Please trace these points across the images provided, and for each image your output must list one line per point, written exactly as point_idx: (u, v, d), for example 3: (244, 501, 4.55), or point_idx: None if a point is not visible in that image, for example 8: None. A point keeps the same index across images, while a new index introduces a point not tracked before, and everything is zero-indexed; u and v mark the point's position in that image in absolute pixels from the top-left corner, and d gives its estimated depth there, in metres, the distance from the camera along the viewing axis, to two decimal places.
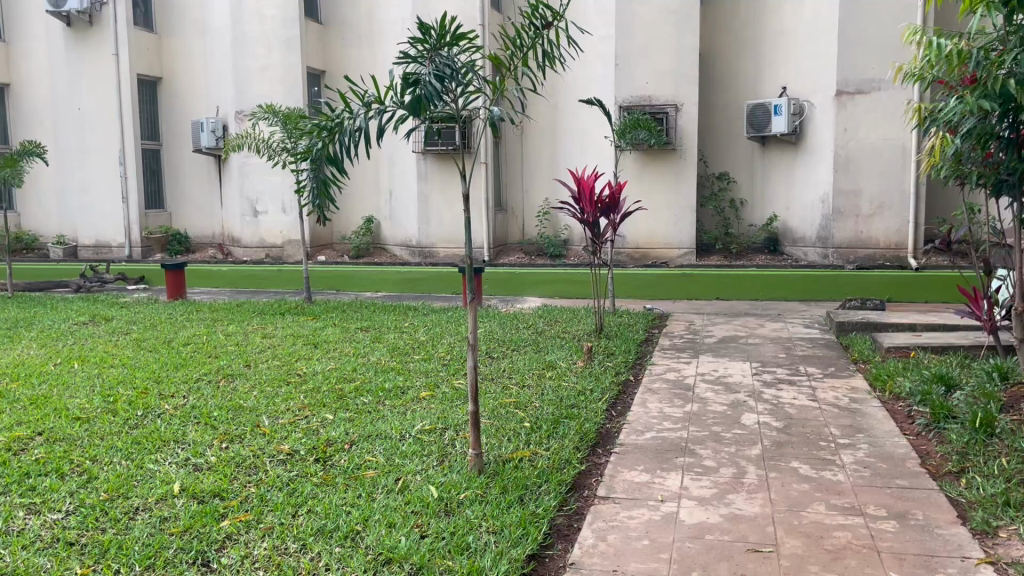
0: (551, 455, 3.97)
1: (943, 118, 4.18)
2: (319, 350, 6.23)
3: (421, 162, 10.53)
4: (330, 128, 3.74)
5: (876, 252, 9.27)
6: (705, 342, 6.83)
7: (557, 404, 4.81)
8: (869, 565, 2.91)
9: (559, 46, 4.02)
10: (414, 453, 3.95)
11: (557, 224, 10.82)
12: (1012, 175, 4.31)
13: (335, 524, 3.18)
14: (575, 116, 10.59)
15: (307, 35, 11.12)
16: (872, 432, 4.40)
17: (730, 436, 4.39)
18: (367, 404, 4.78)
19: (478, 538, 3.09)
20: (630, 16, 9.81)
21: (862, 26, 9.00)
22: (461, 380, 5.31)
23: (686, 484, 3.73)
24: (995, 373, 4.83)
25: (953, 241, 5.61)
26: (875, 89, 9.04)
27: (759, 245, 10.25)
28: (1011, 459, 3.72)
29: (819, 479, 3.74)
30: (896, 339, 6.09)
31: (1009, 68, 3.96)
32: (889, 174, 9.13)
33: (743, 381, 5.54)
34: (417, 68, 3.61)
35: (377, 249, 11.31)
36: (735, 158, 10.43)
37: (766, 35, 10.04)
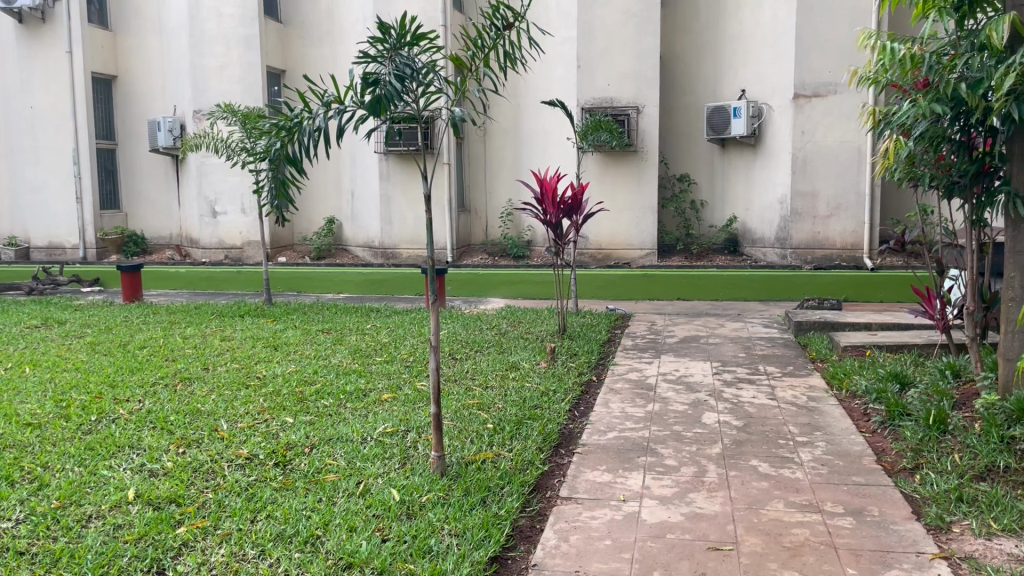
0: (513, 456, 3.97)
1: (897, 121, 4.25)
2: (280, 353, 6.15)
3: (383, 162, 10.46)
4: (289, 128, 3.66)
5: (832, 252, 9.43)
6: (666, 343, 6.88)
7: (520, 404, 4.82)
8: (826, 562, 2.95)
9: (520, 48, 4.00)
10: (376, 456, 3.92)
11: (520, 224, 10.82)
12: (963, 178, 4.41)
13: (295, 529, 3.14)
14: (537, 117, 10.60)
15: (266, 33, 10.98)
16: (830, 430, 4.47)
17: (691, 435, 4.43)
18: (327, 406, 4.74)
19: (440, 541, 3.07)
20: (592, 18, 9.85)
21: (819, 31, 9.16)
22: (423, 382, 5.28)
23: (647, 484, 3.74)
24: (947, 371, 4.94)
25: (906, 241, 5.67)
26: (833, 92, 9.19)
27: (719, 246, 10.32)
28: (963, 455, 3.81)
29: (778, 477, 3.79)
30: (852, 339, 6.18)
31: (960, 72, 4.06)
32: (845, 176, 9.29)
33: (704, 380, 5.59)
34: (376, 68, 3.58)
35: (339, 250, 11.24)
36: (695, 159, 10.56)
37: (725, 38, 10.17)
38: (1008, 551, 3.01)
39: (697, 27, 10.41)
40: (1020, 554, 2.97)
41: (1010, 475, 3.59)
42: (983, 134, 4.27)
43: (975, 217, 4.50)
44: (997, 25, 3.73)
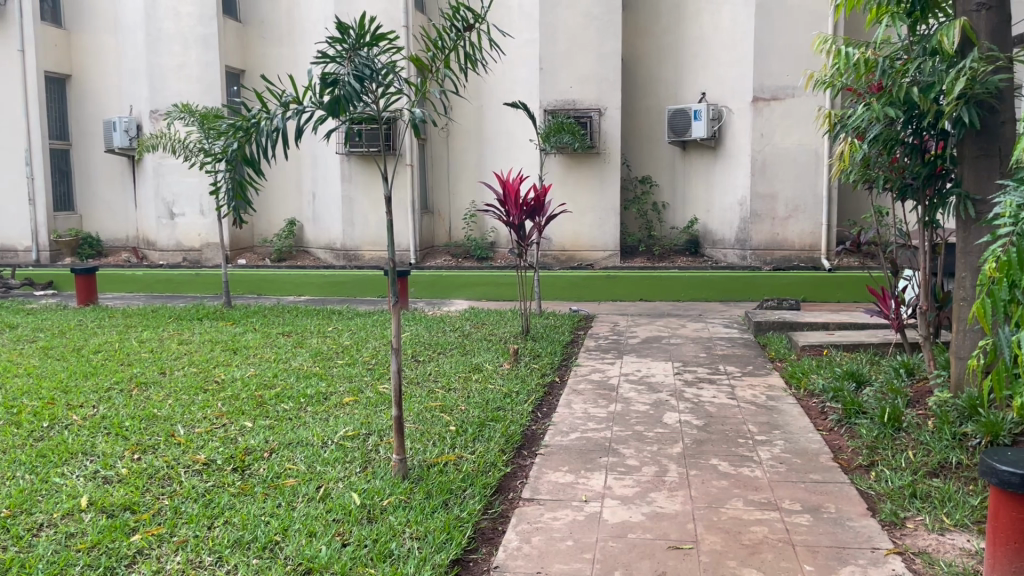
0: (475, 458, 3.95)
1: (852, 124, 4.32)
2: (239, 356, 6.07)
3: (344, 163, 10.38)
4: (246, 128, 3.62)
5: (791, 253, 9.57)
6: (629, 343, 6.92)
7: (483, 406, 4.81)
8: (784, 559, 2.99)
9: (481, 49, 3.99)
10: (336, 460, 3.88)
11: (483, 226, 10.80)
12: (916, 180, 4.51)
13: (253, 535, 3.10)
14: (500, 118, 10.60)
15: (225, 33, 10.83)
16: (787, 428, 4.53)
17: (653, 435, 4.46)
18: (287, 410, 4.69)
19: (401, 544, 3.05)
20: (554, 20, 9.88)
21: (777, 36, 9.29)
22: (385, 385, 5.24)
23: (609, 484, 3.76)
24: (901, 369, 5.02)
25: (862, 242, 5.77)
26: (790, 96, 9.33)
27: (680, 247, 10.41)
28: (917, 451, 3.88)
29: (737, 475, 3.83)
30: (810, 338, 6.28)
31: (913, 76, 4.16)
32: (803, 178, 9.43)
33: (665, 380, 5.64)
34: (335, 68, 3.54)
35: (300, 252, 11.14)
36: (656, 162, 10.65)
37: (686, 42, 10.27)
38: (960, 545, 3.07)
39: (658, 30, 10.50)
40: (971, 549, 3.04)
41: (962, 470, 3.66)
42: (934, 137, 4.37)
43: (928, 218, 4.58)
44: (948, 31, 3.84)
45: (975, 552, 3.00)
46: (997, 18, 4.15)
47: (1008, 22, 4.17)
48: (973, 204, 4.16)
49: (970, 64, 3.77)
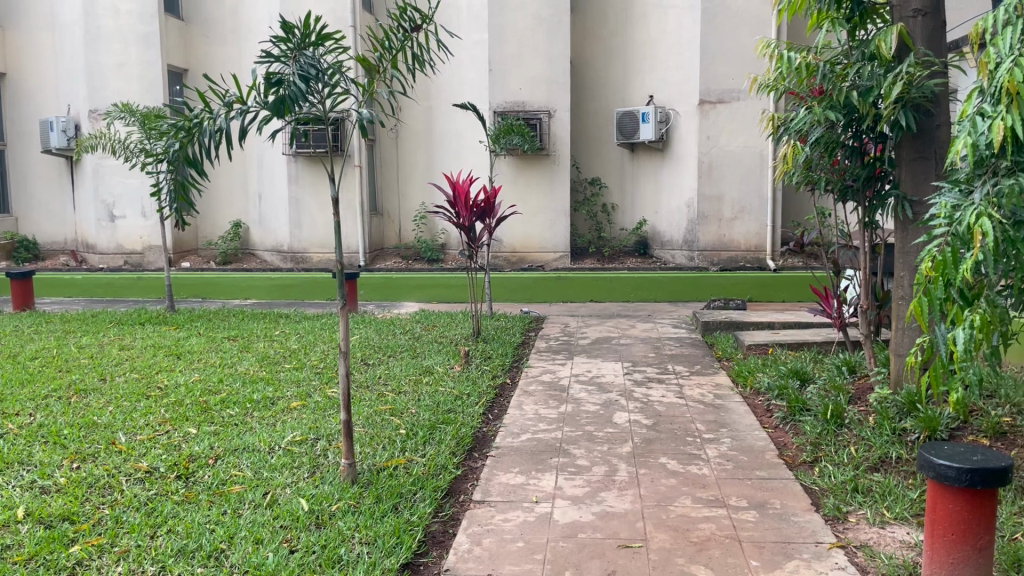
0: (426, 461, 3.93)
1: (795, 127, 4.42)
2: (182, 362, 5.94)
3: (291, 165, 10.24)
4: (188, 128, 3.54)
5: (737, 254, 9.73)
6: (579, 344, 6.97)
7: (434, 409, 4.78)
8: (731, 555, 3.03)
9: (429, 50, 3.98)
10: (284, 466, 3.83)
11: (433, 228, 10.74)
12: (856, 182, 4.62)
13: (198, 544, 3.03)
14: (449, 119, 10.57)
15: (167, 31, 10.58)
16: (734, 427, 4.61)
17: (603, 435, 4.49)
18: (233, 416, 4.60)
19: (350, 550, 3.02)
20: (502, 22, 9.89)
21: (722, 40, 9.44)
22: (334, 389, 5.18)
23: (560, 484, 3.77)
24: (843, 367, 5.13)
25: (805, 243, 5.88)
26: (735, 99, 9.49)
27: (629, 248, 10.50)
28: (859, 447, 3.97)
29: (685, 474, 3.88)
30: (755, 338, 6.40)
31: (852, 81, 4.27)
32: (748, 180, 9.61)
33: (614, 380, 5.69)
34: (280, 68, 3.49)
35: (246, 255, 10.97)
36: (605, 164, 10.72)
37: (633, 44, 10.37)
38: (900, 538, 3.15)
39: (606, 33, 10.58)
40: (910, 541, 3.12)
41: (902, 465, 3.76)
42: (873, 140, 4.49)
43: (868, 219, 4.69)
44: (886, 36, 3.94)
45: (915, 544, 3.07)
46: (932, 24, 4.27)
47: (942, 28, 4.30)
48: (911, 205, 4.28)
49: (907, 68, 3.87)
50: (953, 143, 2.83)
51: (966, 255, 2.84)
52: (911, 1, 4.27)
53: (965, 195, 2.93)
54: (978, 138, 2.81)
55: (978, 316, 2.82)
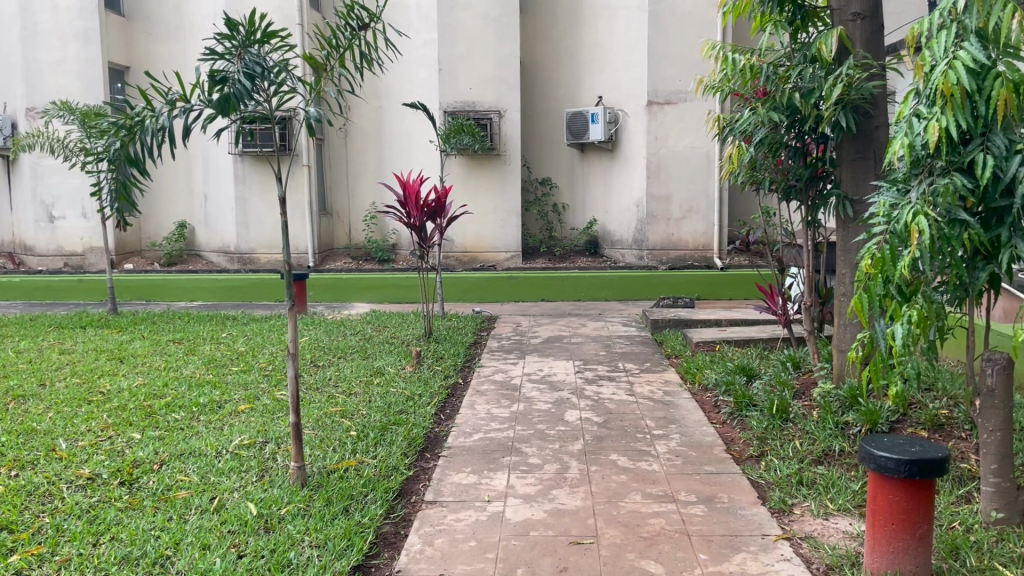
0: (377, 463, 3.90)
1: (739, 128, 4.51)
2: (125, 365, 5.80)
3: (237, 164, 10.08)
4: (129, 127, 3.46)
5: (685, 253, 9.87)
6: (530, 343, 6.99)
7: (385, 410, 4.74)
8: (680, 549, 3.08)
9: (377, 49, 3.95)
10: (231, 470, 3.76)
11: (384, 228, 10.67)
12: (799, 182, 4.72)
13: (142, 551, 2.97)
14: (399, 119, 10.51)
15: (108, 28, 10.31)
16: (683, 422, 4.67)
17: (555, 433, 4.51)
18: (179, 420, 4.51)
19: (300, 553, 2.98)
20: (452, 21, 9.86)
21: (669, 41, 9.57)
22: (283, 391, 5.10)
23: (512, 483, 3.78)
24: (788, 362, 5.24)
25: (750, 242, 6.00)
26: (682, 100, 9.64)
27: (580, 247, 10.57)
28: (803, 441, 4.06)
29: (636, 470, 3.92)
30: (703, 335, 6.50)
31: (794, 83, 4.37)
32: (695, 180, 9.76)
33: (566, 379, 5.72)
34: (224, 65, 3.43)
35: (192, 256, 10.76)
36: (555, 164, 10.79)
37: (582, 45, 10.43)
38: (843, 529, 3.23)
39: (556, 34, 10.62)
40: (853, 532, 3.19)
41: (845, 458, 3.85)
42: (815, 141, 4.60)
43: (810, 218, 4.80)
44: (827, 40, 4.04)
45: (857, 534, 3.15)
46: (870, 28, 4.39)
47: (880, 31, 4.42)
48: (851, 204, 4.39)
49: (847, 70, 3.98)
50: (891, 143, 2.92)
51: (903, 252, 2.92)
52: (850, 4, 4.37)
53: (902, 194, 3.01)
54: (915, 139, 2.90)
55: (915, 312, 2.90)
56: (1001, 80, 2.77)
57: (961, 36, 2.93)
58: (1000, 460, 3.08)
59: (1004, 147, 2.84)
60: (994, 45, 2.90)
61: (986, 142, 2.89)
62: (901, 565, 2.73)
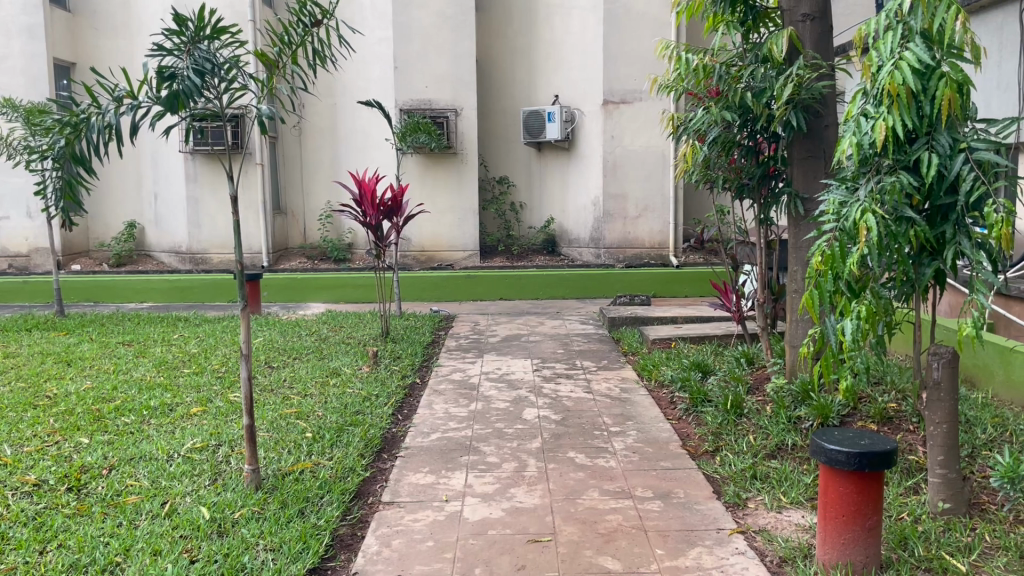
0: (334, 464, 3.86)
1: (692, 127, 4.54)
2: (73, 369, 5.66)
3: (189, 162, 9.90)
4: (74, 125, 3.37)
5: (642, 251, 9.96)
6: (488, 342, 6.99)
7: (341, 411, 4.70)
8: (637, 544, 3.10)
9: (330, 46, 3.89)
10: (183, 474, 3.69)
11: (339, 227, 10.57)
12: (751, 180, 4.79)
13: (91, 558, 2.90)
14: (354, 117, 10.42)
15: (53, 22, 10.05)
16: (640, 419, 4.71)
17: (513, 431, 4.51)
18: (129, 424, 4.41)
19: (254, 557, 2.94)
20: (407, 19, 9.81)
21: (624, 41, 9.64)
22: (236, 393, 5.03)
23: (470, 482, 3.78)
24: (742, 359, 5.31)
25: (705, 240, 6.05)
26: (637, 100, 9.71)
27: (537, 246, 10.58)
28: (757, 436, 4.12)
29: (593, 467, 3.95)
30: (660, 332, 6.56)
31: (747, 82, 4.43)
32: (651, 178, 9.85)
33: (524, 377, 5.73)
34: (172, 61, 3.36)
35: (142, 257, 10.55)
36: (512, 162, 10.79)
37: (538, 44, 10.45)
38: (795, 521, 3.28)
39: (511, 32, 10.62)
40: (805, 524, 3.25)
41: (797, 452, 3.91)
42: (767, 140, 4.65)
43: (763, 216, 4.87)
44: (778, 40, 4.11)
45: (809, 526, 3.21)
46: (819, 29, 4.47)
47: (829, 32, 4.50)
48: (802, 202, 4.47)
49: (797, 70, 4.05)
50: (840, 142, 2.99)
51: (852, 249, 2.98)
52: (800, 6, 4.44)
53: (851, 192, 3.08)
54: (863, 138, 2.96)
55: (864, 307, 2.96)
56: (944, 80, 2.85)
57: (906, 37, 3.00)
58: (946, 452, 3.15)
59: (948, 146, 2.92)
60: (938, 46, 2.97)
61: (931, 141, 2.96)
62: (851, 556, 2.78)
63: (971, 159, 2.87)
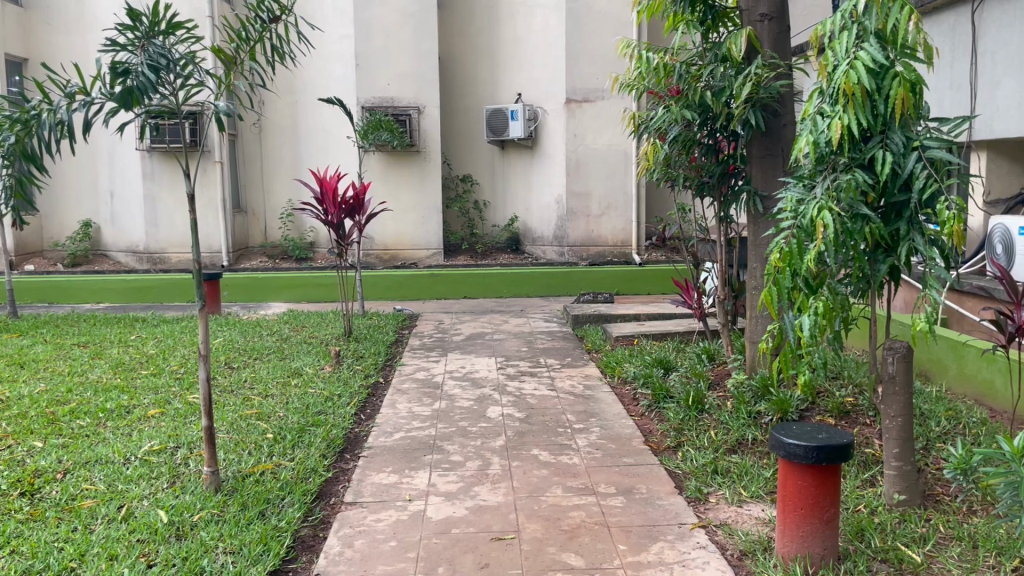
0: (295, 465, 3.82)
1: (654, 125, 4.58)
2: (26, 371, 5.53)
3: (146, 161, 9.74)
4: (24, 121, 3.29)
5: (605, 249, 10.01)
6: (453, 341, 6.97)
7: (302, 411, 4.65)
8: (600, 541, 3.11)
9: (289, 42, 3.84)
10: (140, 477, 3.63)
11: (301, 225, 10.46)
12: (712, 178, 4.83)
13: (45, 564, 2.84)
14: (316, 115, 10.32)
15: (3, 17, 9.79)
16: (603, 416, 4.74)
17: (477, 430, 4.51)
18: (83, 427, 4.33)
19: (214, 560, 2.90)
20: (368, 16, 9.74)
21: (586, 39, 9.68)
22: (195, 395, 4.96)
23: (434, 480, 3.77)
24: (703, 355, 5.36)
25: (667, 237, 6.10)
26: (599, 98, 9.76)
27: (501, 244, 10.58)
28: (718, 431, 4.16)
29: (556, 464, 3.96)
30: (623, 329, 6.60)
31: (706, 81, 4.47)
32: (614, 177, 9.91)
33: (488, 375, 5.73)
34: (126, 57, 3.29)
35: (98, 256, 10.35)
36: (475, 160, 10.78)
37: (500, 42, 10.43)
38: (755, 515, 3.32)
39: (473, 30, 10.61)
40: (764, 517, 3.29)
41: (757, 446, 3.97)
42: (727, 138, 4.71)
43: (723, 214, 4.93)
44: (737, 40, 4.16)
45: (768, 520, 3.25)
46: (777, 28, 4.52)
47: (786, 32, 4.56)
48: (761, 199, 4.53)
49: (755, 69, 4.10)
50: (798, 141, 3.03)
51: (810, 246, 3.01)
52: (758, 5, 4.50)
53: (808, 190, 3.12)
54: (819, 136, 3.00)
55: (821, 303, 3.00)
56: (898, 79, 2.90)
57: (861, 37, 3.05)
58: (901, 444, 3.21)
59: (902, 145, 2.98)
60: (892, 46, 3.03)
61: (885, 139, 3.01)
62: (809, 549, 2.82)
63: (924, 157, 2.93)
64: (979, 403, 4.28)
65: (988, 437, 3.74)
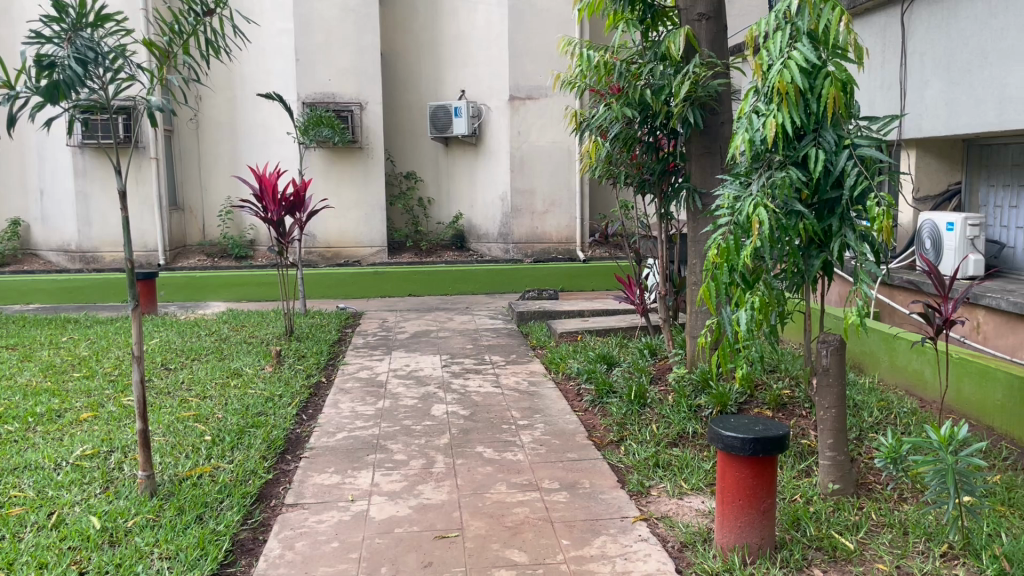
0: (234, 467, 3.75)
1: (595, 124, 4.64)
2: None
3: (78, 157, 9.45)
4: None
5: (549, 246, 10.07)
6: (397, 339, 6.93)
7: (241, 412, 4.57)
8: (543, 536, 3.13)
9: (224, 36, 3.75)
10: (71, 483, 3.52)
11: (241, 224, 10.29)
12: (652, 175, 4.88)
13: None
14: (255, 111, 10.13)
15: None
16: (547, 412, 4.76)
17: (420, 429, 4.48)
18: (11, 432, 4.18)
19: (148, 566, 2.83)
20: (308, 10, 9.60)
21: (529, 37, 9.70)
22: (130, 397, 4.83)
23: (377, 480, 3.74)
24: (645, 350, 5.42)
25: (610, 235, 6.13)
26: (542, 96, 9.79)
27: (446, 242, 10.53)
28: (660, 425, 4.22)
29: (500, 461, 3.96)
30: (567, 325, 6.63)
31: (646, 79, 4.52)
32: (558, 174, 9.95)
33: (433, 373, 5.71)
34: (52, 50, 3.18)
35: (28, 256, 10.00)
36: (419, 157, 10.72)
37: (443, 39, 10.38)
38: (695, 507, 3.38)
39: (416, 27, 10.53)
40: (705, 509, 3.35)
41: (698, 440, 4.03)
42: (667, 136, 4.76)
43: (664, 210, 4.98)
44: (676, 38, 4.21)
45: (708, 511, 3.31)
46: (714, 28, 4.59)
47: (724, 32, 4.64)
48: (700, 196, 4.60)
49: (693, 69, 4.16)
50: (733, 139, 3.08)
51: (746, 242, 3.07)
52: (696, 5, 4.56)
53: (745, 186, 3.17)
54: (754, 134, 3.06)
55: (757, 298, 3.07)
56: (829, 79, 2.97)
57: (794, 37, 3.12)
58: (835, 435, 3.30)
59: (834, 143, 3.05)
60: (824, 46, 3.10)
61: (818, 137, 3.09)
62: (747, 539, 2.88)
63: (855, 155, 3.01)
64: (909, 394, 4.42)
65: (918, 426, 3.87)
